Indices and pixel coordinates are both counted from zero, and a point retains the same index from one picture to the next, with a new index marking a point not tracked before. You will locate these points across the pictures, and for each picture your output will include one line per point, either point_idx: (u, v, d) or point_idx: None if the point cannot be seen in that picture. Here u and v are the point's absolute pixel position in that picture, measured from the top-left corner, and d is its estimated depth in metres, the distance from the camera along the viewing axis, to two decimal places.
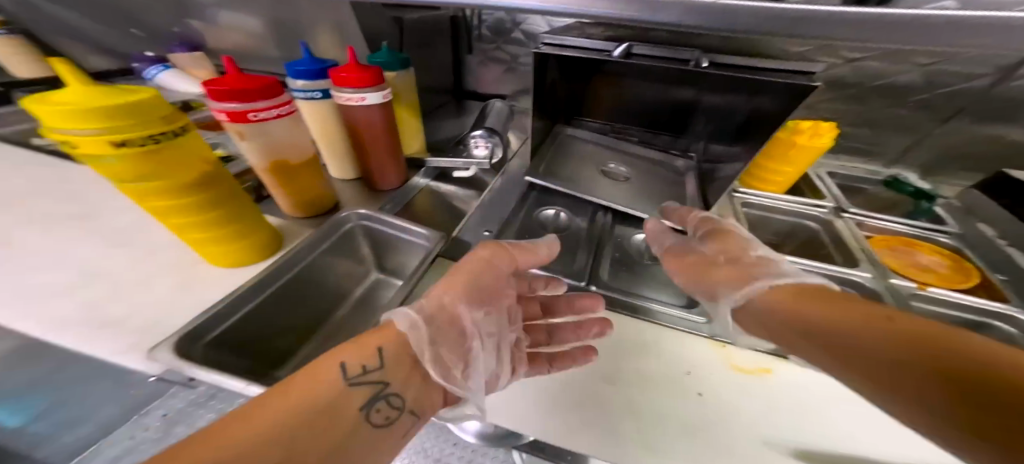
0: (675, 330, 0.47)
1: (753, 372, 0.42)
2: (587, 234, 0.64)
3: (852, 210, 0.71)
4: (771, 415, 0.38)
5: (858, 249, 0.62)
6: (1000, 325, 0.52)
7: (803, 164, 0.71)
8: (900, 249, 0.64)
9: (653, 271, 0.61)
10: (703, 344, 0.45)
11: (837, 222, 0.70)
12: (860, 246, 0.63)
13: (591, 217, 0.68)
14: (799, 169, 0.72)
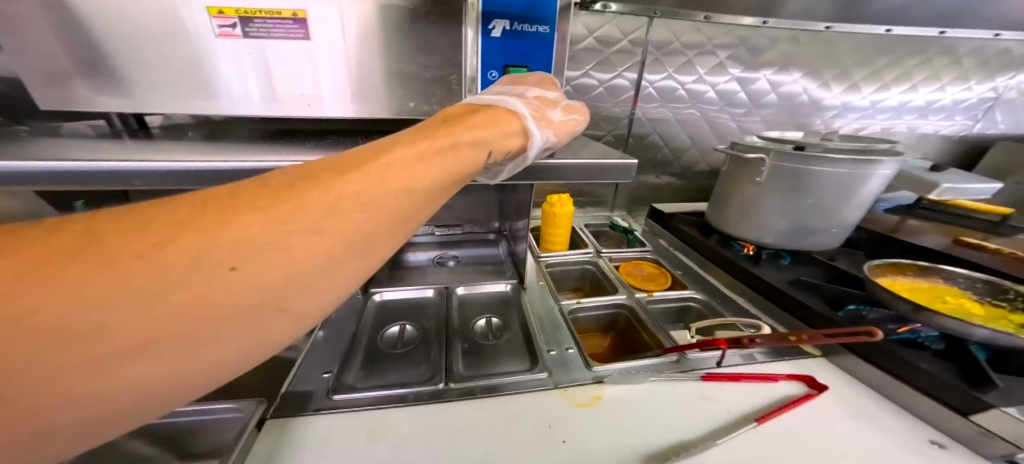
0: (531, 394, 0.60)
1: (587, 403, 0.59)
2: (428, 340, 0.71)
3: (606, 251, 1.07)
4: (615, 433, 0.54)
5: (614, 278, 0.95)
6: (695, 304, 0.86)
7: (566, 227, 1.05)
8: (631, 270, 1.00)
9: (498, 349, 0.71)
10: (550, 396, 0.60)
11: (600, 260, 1.04)
12: (615, 274, 0.97)
13: (430, 322, 0.76)
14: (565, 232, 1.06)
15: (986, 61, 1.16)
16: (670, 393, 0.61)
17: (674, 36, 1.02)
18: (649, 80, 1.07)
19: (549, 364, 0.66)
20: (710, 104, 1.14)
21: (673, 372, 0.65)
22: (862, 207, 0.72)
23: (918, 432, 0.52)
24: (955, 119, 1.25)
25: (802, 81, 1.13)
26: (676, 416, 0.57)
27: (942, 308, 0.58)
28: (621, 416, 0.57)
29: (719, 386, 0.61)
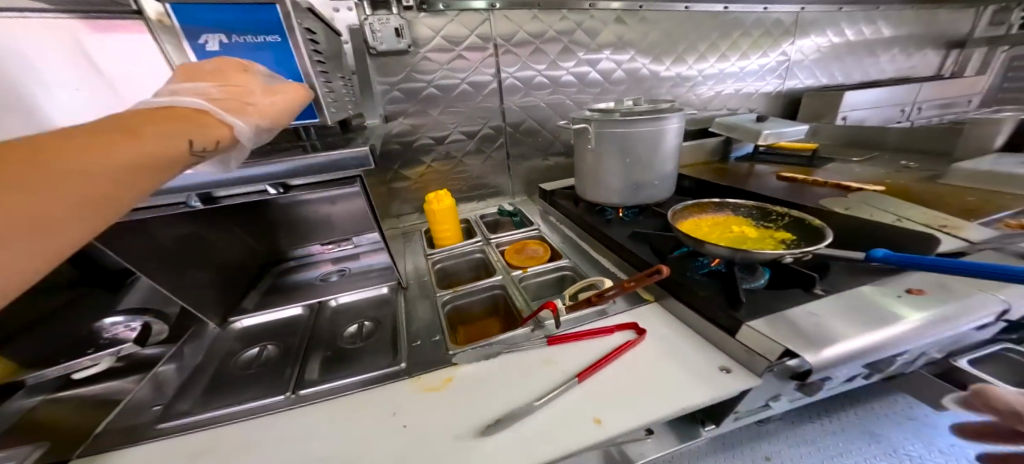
0: (384, 387, 0.62)
1: (438, 386, 0.61)
2: (289, 355, 0.72)
3: (495, 238, 1.10)
4: (458, 404, 0.57)
5: (497, 262, 0.99)
6: (568, 272, 0.92)
7: (451, 221, 1.06)
8: (519, 251, 1.02)
9: (362, 350, 0.72)
10: (402, 385, 0.62)
11: (488, 248, 1.06)
12: (499, 259, 1.00)
13: (300, 336, 0.77)
14: (452, 226, 1.07)
15: (774, 27, 1.43)
16: (519, 361, 0.64)
17: (516, 26, 1.10)
18: (507, 68, 1.14)
19: (409, 355, 0.68)
20: (569, 88, 1.26)
21: (524, 341, 0.68)
22: (671, 157, 0.89)
23: (712, 359, 0.56)
24: (767, 78, 1.51)
25: (639, 55, 1.31)
26: (520, 381, 0.60)
27: (717, 241, 0.68)
28: (468, 391, 0.59)
29: (562, 348, 0.65)
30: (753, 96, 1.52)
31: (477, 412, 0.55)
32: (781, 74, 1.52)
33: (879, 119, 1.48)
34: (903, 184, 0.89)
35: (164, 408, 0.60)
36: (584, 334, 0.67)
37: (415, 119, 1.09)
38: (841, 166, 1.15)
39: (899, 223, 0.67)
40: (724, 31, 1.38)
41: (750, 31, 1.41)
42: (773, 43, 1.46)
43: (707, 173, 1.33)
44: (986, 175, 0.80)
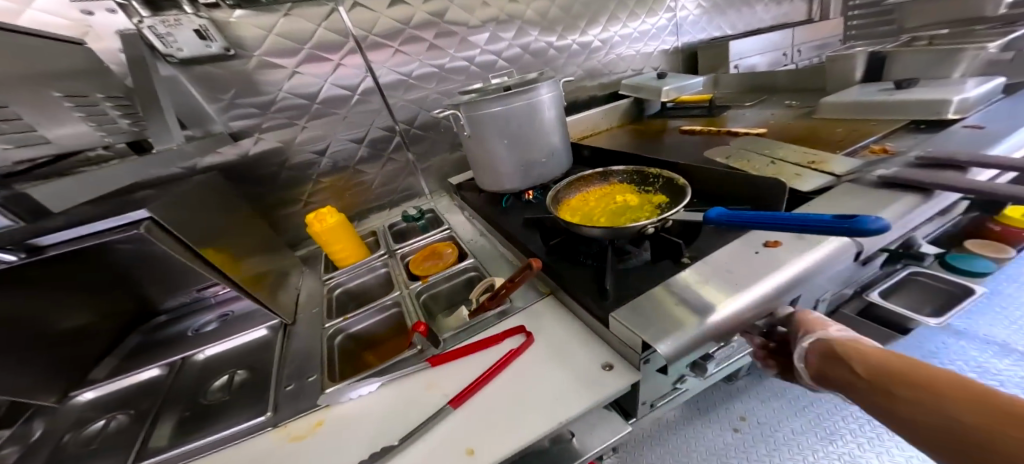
0: (237, 446, 0.51)
1: (305, 433, 0.51)
2: (133, 426, 0.56)
3: (399, 248, 0.92)
4: (322, 455, 0.47)
5: (399, 279, 0.82)
6: (474, 273, 0.81)
7: (346, 237, 0.87)
8: (425, 259, 0.86)
9: (229, 405, 0.59)
10: (263, 439, 0.51)
11: (390, 260, 0.89)
12: (401, 276, 0.82)
13: (148, 401, 0.61)
14: (348, 243, 0.88)
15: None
16: (399, 393, 0.56)
17: (376, 13, 0.99)
18: (378, 62, 1.02)
19: (277, 402, 0.56)
20: (457, 73, 1.17)
21: (410, 367, 0.60)
22: (554, 129, 0.85)
23: (595, 357, 0.53)
24: (658, 39, 1.55)
25: (526, 26, 1.26)
26: (399, 417, 0.52)
27: (587, 217, 0.63)
28: (338, 435, 0.50)
29: (444, 369, 0.59)
30: (647, 55, 1.55)
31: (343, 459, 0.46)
32: (668, 31, 1.57)
33: (763, 65, 1.56)
34: (785, 125, 0.91)
35: None
36: (466, 349, 0.61)
37: (277, 134, 0.90)
38: (737, 114, 1.17)
39: (774, 165, 0.66)
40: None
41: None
42: (653, 1, 1.49)
43: (618, 137, 1.30)
44: (850, 105, 0.82)
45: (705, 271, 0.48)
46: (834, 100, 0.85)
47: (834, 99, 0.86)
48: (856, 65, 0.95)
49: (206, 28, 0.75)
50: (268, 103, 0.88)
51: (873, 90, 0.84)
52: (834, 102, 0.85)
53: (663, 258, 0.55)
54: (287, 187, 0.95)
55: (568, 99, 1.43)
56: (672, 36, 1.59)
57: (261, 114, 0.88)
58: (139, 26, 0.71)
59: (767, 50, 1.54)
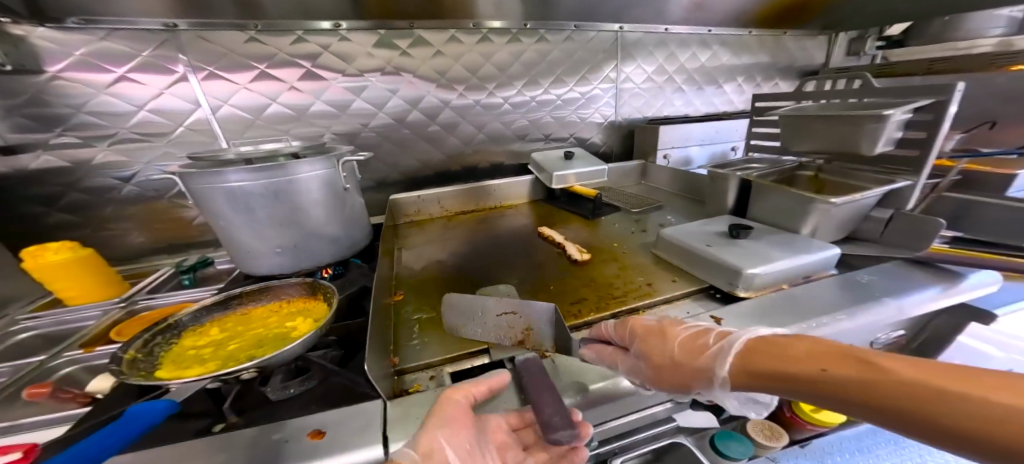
0: None
1: None
2: None
3: (141, 298, 0.82)
4: None
5: (79, 336, 0.69)
6: None
7: (74, 278, 0.77)
8: (136, 319, 0.74)
9: None
10: None
11: (112, 311, 0.78)
12: (83, 334, 0.69)
13: None
14: (81, 286, 0.78)
15: (581, 52, 1.33)
16: None
17: (222, 47, 0.95)
18: (215, 97, 0.99)
19: None
20: (321, 117, 1.09)
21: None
22: (314, 211, 0.73)
23: None
24: (586, 110, 1.42)
25: (417, 82, 1.14)
26: None
27: (190, 349, 0.50)
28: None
29: None
30: (572, 125, 1.42)
31: None
32: (603, 103, 1.43)
33: (703, 158, 1.39)
34: (619, 254, 0.83)
35: None
36: None
37: (74, 153, 0.90)
38: (621, 218, 1.11)
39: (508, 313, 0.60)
40: (523, 58, 1.25)
41: (555, 60, 1.30)
42: (586, 70, 1.36)
43: (500, 220, 1.19)
44: (678, 248, 0.75)
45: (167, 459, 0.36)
46: (672, 236, 0.77)
47: (672, 234, 0.78)
48: (728, 190, 0.87)
49: None
50: (67, 120, 0.88)
51: (713, 231, 0.77)
52: (671, 239, 0.77)
53: (207, 414, 0.43)
54: (84, 210, 0.94)
55: (469, 164, 1.29)
56: (607, 109, 1.45)
57: (48, 128, 0.87)
58: None
59: (710, 142, 1.36)
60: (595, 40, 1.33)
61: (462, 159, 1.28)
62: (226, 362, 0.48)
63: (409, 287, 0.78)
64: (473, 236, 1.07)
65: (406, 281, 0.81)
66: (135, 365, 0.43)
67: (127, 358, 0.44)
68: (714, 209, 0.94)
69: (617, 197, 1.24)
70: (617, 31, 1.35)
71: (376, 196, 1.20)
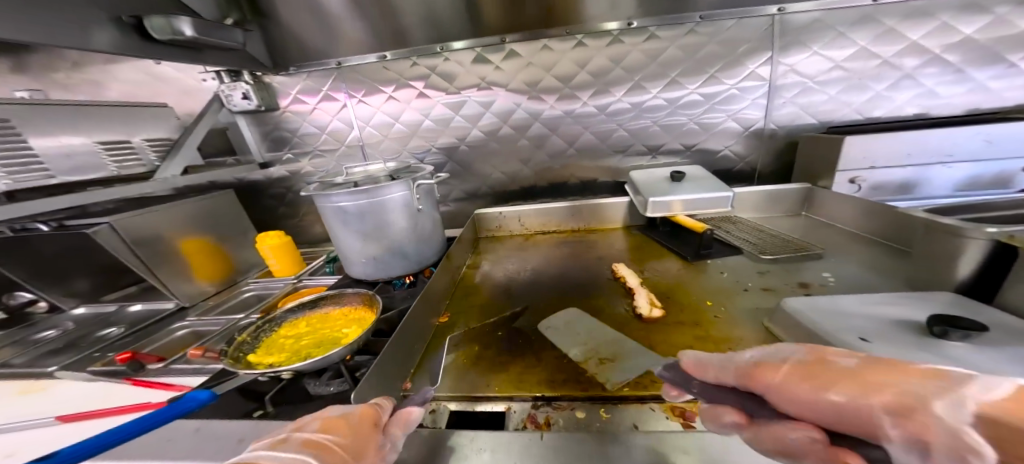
0: (30, 373, 0.76)
1: (35, 390, 0.71)
2: (58, 334, 0.94)
3: (304, 279, 1.12)
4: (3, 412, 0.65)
5: (267, 302, 0.99)
6: None
7: (274, 260, 1.11)
8: (297, 294, 1.02)
9: (85, 344, 0.88)
10: (24, 382, 0.74)
11: (288, 286, 1.09)
12: (269, 301, 0.99)
13: (86, 321, 1.00)
14: (277, 265, 1.12)
15: (715, 46, 1.06)
16: (91, 391, 0.68)
17: (367, 78, 1.16)
18: (361, 120, 1.22)
19: (77, 360, 0.79)
20: (434, 135, 1.21)
21: (118, 376, 0.70)
22: (397, 227, 0.84)
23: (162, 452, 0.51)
24: (723, 114, 1.14)
25: (510, 96, 1.12)
26: (60, 407, 0.64)
27: (282, 336, 0.71)
28: (27, 403, 0.66)
29: (127, 392, 0.66)
30: (692, 134, 1.17)
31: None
32: (750, 102, 1.12)
33: (951, 182, 0.94)
34: (712, 322, 0.60)
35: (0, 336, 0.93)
36: (151, 382, 0.66)
37: (288, 167, 1.28)
38: (739, 269, 0.83)
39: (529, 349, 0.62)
40: (627, 62, 1.08)
41: (671, 59, 1.07)
42: (716, 68, 1.08)
43: (587, 246, 1.08)
44: (803, 331, 0.49)
45: (222, 427, 0.50)
46: (794, 312, 0.52)
47: (796, 308, 0.52)
48: (963, 257, 0.54)
49: (250, 91, 1.12)
50: (284, 142, 1.26)
51: (881, 318, 0.47)
52: (792, 316, 0.52)
53: (257, 399, 0.57)
54: (279, 208, 1.32)
55: (557, 180, 1.23)
56: (754, 111, 1.13)
57: (278, 148, 1.26)
58: (219, 88, 1.15)
59: (976, 158, 0.90)
60: (734, 28, 1.04)
61: (549, 174, 1.23)
62: (291, 356, 0.63)
63: (454, 312, 0.80)
64: (544, 263, 0.99)
65: (457, 304, 0.83)
66: (239, 348, 0.65)
67: (237, 341, 0.66)
68: (923, 275, 0.60)
69: (729, 235, 1.00)
70: (776, 14, 1.03)
71: (468, 208, 1.29)
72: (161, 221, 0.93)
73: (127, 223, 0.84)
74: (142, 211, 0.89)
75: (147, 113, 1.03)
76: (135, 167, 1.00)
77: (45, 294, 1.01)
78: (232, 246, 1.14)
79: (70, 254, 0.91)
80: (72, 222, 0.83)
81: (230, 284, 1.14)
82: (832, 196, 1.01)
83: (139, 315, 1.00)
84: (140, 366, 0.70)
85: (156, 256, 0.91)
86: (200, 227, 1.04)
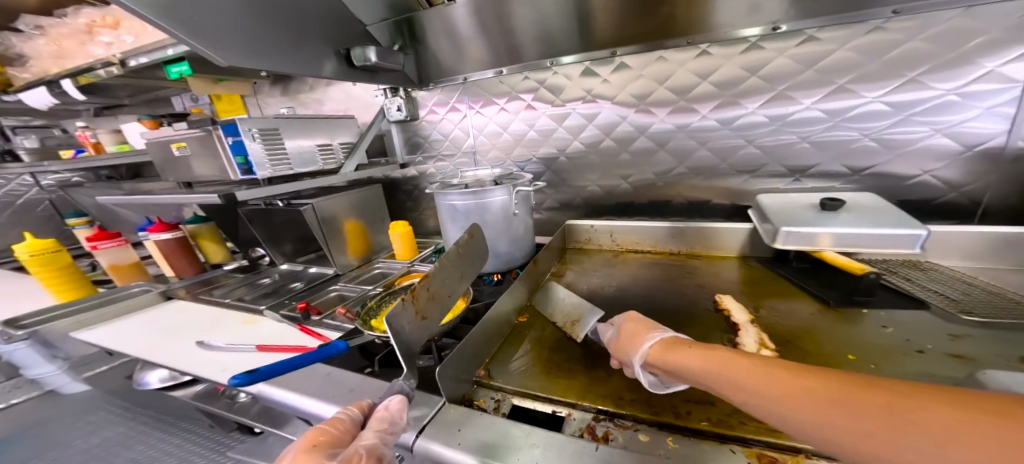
0: (248, 309, 1.06)
1: (247, 322, 0.98)
2: (266, 281, 1.28)
3: (422, 265, 1.28)
4: (231, 335, 0.92)
5: (394, 279, 1.17)
6: None
7: (403, 245, 1.31)
8: (416, 275, 1.17)
9: (279, 292, 1.18)
10: (241, 315, 1.03)
11: (410, 268, 1.27)
12: (396, 278, 1.17)
13: (279, 273, 1.35)
14: (404, 249, 1.32)
15: (951, 29, 0.74)
16: (279, 330, 0.91)
17: (488, 92, 1.26)
18: (479, 129, 1.34)
19: (274, 303, 1.07)
20: (545, 148, 1.25)
21: (294, 321, 0.93)
22: (499, 226, 0.91)
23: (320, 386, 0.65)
24: (953, 125, 0.80)
25: (615, 108, 1.10)
26: (263, 338, 0.88)
27: (396, 309, 0.84)
28: (246, 331, 0.93)
29: (301, 336, 0.86)
30: (866, 154, 0.88)
31: (228, 341, 0.89)
32: (982, 111, 0.77)
33: None
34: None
35: (237, 277, 1.32)
36: (316, 331, 0.85)
37: (420, 168, 1.49)
38: (918, 328, 0.56)
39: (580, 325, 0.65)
40: (769, 69, 0.89)
41: (839, 62, 0.83)
42: (921, 69, 0.79)
43: (695, 269, 0.96)
44: None
45: (353, 381, 0.62)
46: (999, 389, 0.38)
47: (1003, 385, 0.38)
48: None
49: (402, 105, 1.33)
50: (422, 148, 1.46)
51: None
52: (994, 395, 0.38)
53: (367, 358, 0.70)
54: (406, 201, 1.56)
55: (663, 198, 1.13)
56: (989, 124, 0.77)
57: (416, 153, 1.47)
58: (385, 103, 1.36)
59: None
60: (959, 17, 0.73)
61: (653, 191, 1.14)
62: None
63: (537, 314, 0.83)
64: (635, 281, 0.93)
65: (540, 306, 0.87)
66: (366, 313, 0.80)
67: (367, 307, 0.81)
68: None
69: (908, 282, 0.67)
70: None
71: (560, 217, 1.31)
72: (336, 205, 1.20)
73: (314, 208, 1.11)
74: (325, 199, 1.16)
75: (341, 122, 1.28)
76: (329, 165, 1.26)
77: (272, 252, 1.35)
78: (373, 230, 1.38)
79: (284, 224, 1.22)
80: (291, 203, 1.13)
81: (371, 260, 1.39)
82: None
83: (311, 275, 1.30)
84: (307, 316, 0.92)
85: (325, 233, 1.17)
86: (356, 214, 1.29)
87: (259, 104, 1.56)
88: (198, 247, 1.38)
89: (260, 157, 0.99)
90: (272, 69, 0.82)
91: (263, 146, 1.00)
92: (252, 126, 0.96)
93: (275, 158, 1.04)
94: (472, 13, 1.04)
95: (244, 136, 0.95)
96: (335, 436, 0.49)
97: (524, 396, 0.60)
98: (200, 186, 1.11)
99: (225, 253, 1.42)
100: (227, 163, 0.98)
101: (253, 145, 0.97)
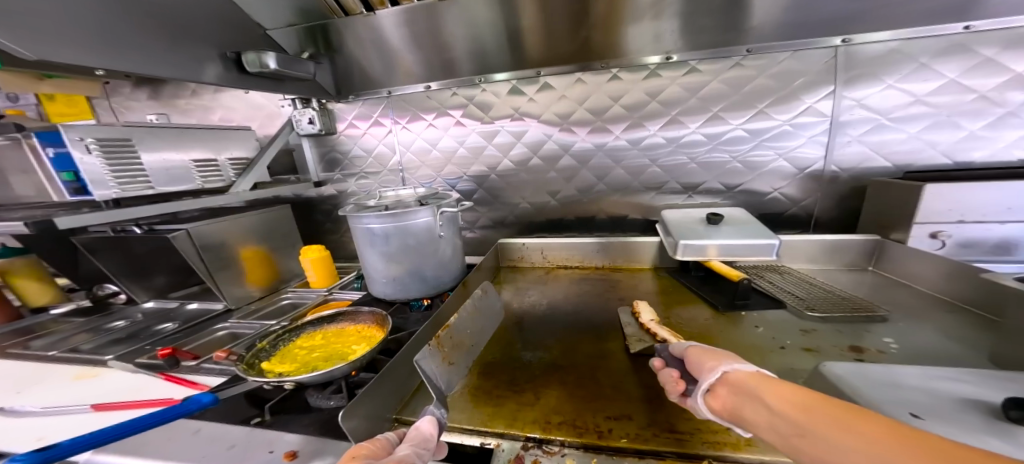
0: (88, 360, 0.83)
1: (82, 377, 0.77)
2: (122, 325, 1.03)
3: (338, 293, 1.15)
4: (55, 396, 0.71)
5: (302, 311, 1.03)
6: None
7: (314, 272, 1.17)
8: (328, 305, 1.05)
9: (142, 337, 0.95)
10: (75, 368, 0.81)
11: (323, 298, 1.14)
12: (303, 311, 1.03)
13: (144, 313, 1.09)
14: (316, 276, 1.18)
15: (787, 74, 0.93)
16: (133, 383, 0.73)
17: (413, 107, 1.22)
18: (403, 146, 1.28)
19: (132, 351, 0.86)
20: (473, 166, 1.24)
21: (154, 370, 0.75)
22: (421, 248, 0.87)
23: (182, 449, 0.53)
24: (795, 151, 0.99)
25: (542, 126, 1.14)
26: (107, 395, 0.70)
27: (297, 346, 0.74)
28: (80, 389, 0.73)
29: (167, 387, 0.70)
30: (736, 174, 1.04)
31: (50, 403, 0.68)
32: (806, 139, 0.97)
33: None
34: None
35: (76, 322, 1.03)
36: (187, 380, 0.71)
37: (337, 185, 1.36)
38: (783, 326, 0.66)
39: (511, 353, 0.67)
40: (664, 96, 1.01)
41: (714, 93, 0.98)
42: (766, 102, 0.96)
43: (613, 282, 1.02)
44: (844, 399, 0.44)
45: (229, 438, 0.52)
46: (837, 378, 0.46)
47: (840, 375, 0.47)
48: None
49: (314, 117, 1.21)
50: (338, 163, 1.34)
51: (943, 394, 0.41)
52: (836, 384, 0.46)
53: (258, 406, 0.60)
54: (320, 221, 1.41)
55: (584, 214, 1.20)
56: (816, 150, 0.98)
57: (333, 169, 1.35)
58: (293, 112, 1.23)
59: None
60: (791, 60, 0.92)
61: (575, 207, 1.20)
62: (303, 367, 0.66)
63: None
64: (562, 297, 0.96)
65: None
66: (256, 354, 0.68)
67: (257, 348, 0.69)
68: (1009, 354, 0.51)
69: (772, 285, 0.80)
70: (840, 45, 0.89)
71: (490, 235, 1.31)
72: (229, 228, 1.04)
73: (195, 231, 0.94)
74: (212, 221, 0.99)
75: (232, 134, 1.12)
76: (217, 182, 1.08)
77: (128, 287, 1.09)
78: (279, 256, 1.22)
79: (152, 251, 1.01)
80: (156, 227, 0.93)
81: (275, 291, 1.21)
82: (912, 252, 0.78)
83: (190, 312, 1.08)
84: (174, 362, 0.76)
85: (212, 262, 0.99)
86: (257, 237, 1.12)
87: (120, 107, 1.28)
88: (8, 289, 1.05)
89: (98, 176, 0.79)
90: (134, 69, 0.68)
91: (102, 161, 0.79)
92: (85, 136, 0.76)
93: (125, 176, 0.85)
94: (391, 26, 0.99)
95: (73, 148, 0.74)
96: (373, 448, 0.45)
97: (449, 431, 0.56)
98: (14, 206, 0.85)
99: (54, 293, 1.11)
100: (48, 179, 0.77)
101: (86, 161, 0.76)
